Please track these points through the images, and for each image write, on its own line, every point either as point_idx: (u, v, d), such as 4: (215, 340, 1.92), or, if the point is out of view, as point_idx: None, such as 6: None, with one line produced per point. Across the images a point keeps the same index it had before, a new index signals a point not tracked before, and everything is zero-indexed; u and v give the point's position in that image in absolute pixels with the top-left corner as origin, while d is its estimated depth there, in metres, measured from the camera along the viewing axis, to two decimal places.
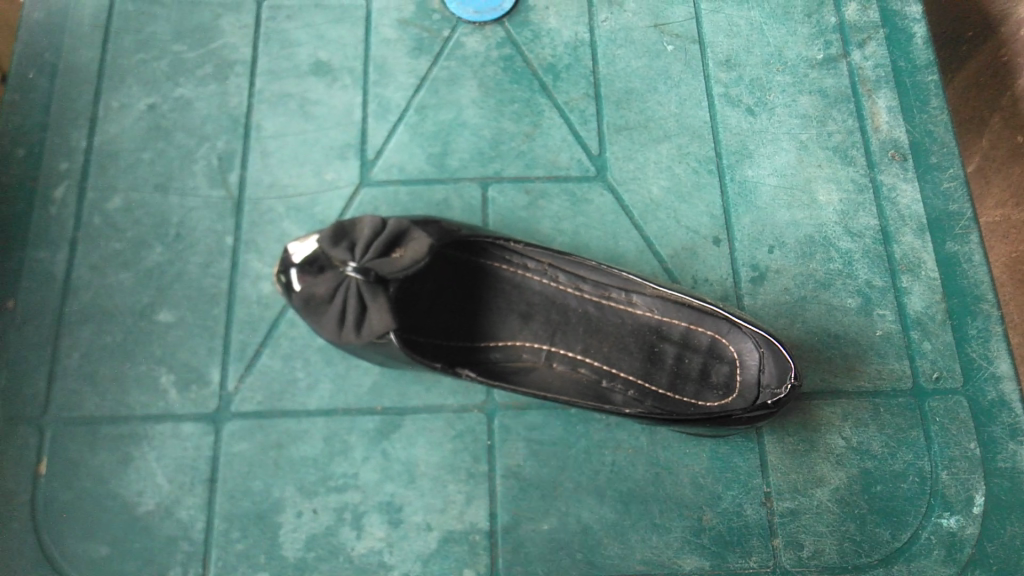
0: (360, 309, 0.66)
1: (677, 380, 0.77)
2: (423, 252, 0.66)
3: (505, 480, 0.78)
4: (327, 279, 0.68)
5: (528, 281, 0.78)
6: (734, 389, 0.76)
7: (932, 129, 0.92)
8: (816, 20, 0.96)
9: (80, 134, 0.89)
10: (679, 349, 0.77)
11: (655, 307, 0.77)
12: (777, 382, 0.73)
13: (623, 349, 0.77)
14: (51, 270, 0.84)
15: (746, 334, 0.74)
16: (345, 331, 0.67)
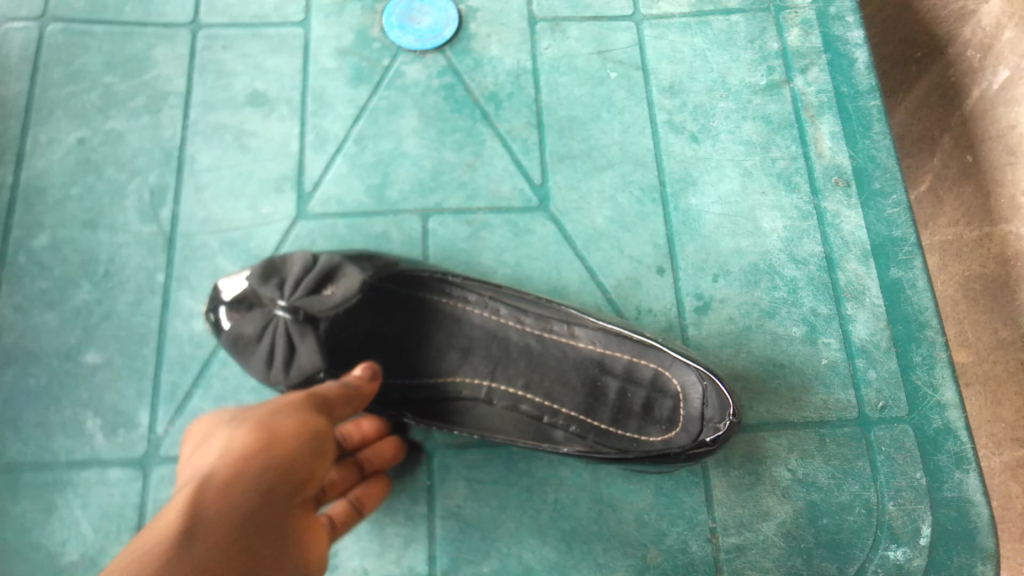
0: (287, 351, 0.64)
1: (619, 414, 0.73)
2: (354, 288, 0.65)
3: (445, 522, 0.76)
4: (253, 320, 0.66)
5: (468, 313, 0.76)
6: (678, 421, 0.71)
7: (875, 155, 0.92)
8: (758, 46, 0.96)
9: (6, 170, 0.87)
10: (622, 384, 0.73)
11: (595, 339, 0.73)
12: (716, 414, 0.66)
13: (566, 384, 0.74)
14: None
15: (685, 369, 0.69)
16: (273, 374, 0.66)
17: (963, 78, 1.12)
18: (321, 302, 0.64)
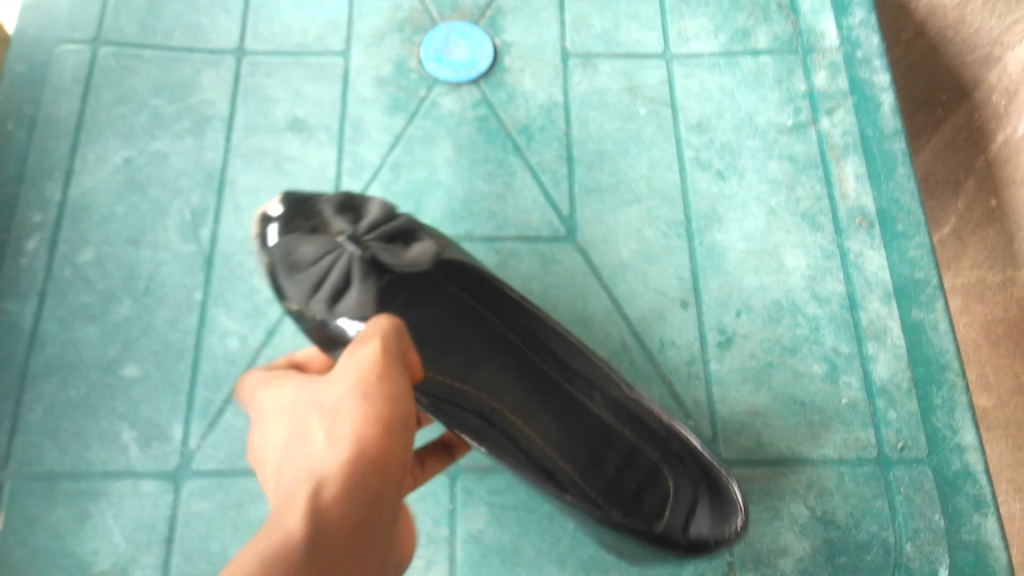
0: (338, 285, 0.63)
1: (612, 482, 0.68)
2: (428, 255, 0.65)
3: (466, 545, 0.77)
4: (313, 243, 0.65)
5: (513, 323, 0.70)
6: (669, 522, 0.63)
7: (899, 197, 0.93)
8: (786, 87, 0.98)
9: (55, 187, 0.90)
10: (620, 463, 0.68)
11: (631, 405, 0.64)
12: (711, 531, 0.60)
13: (572, 435, 0.70)
14: (19, 322, 0.84)
15: (702, 480, 0.61)
16: (313, 301, 0.64)
17: (989, 122, 1.11)
18: (392, 255, 0.64)
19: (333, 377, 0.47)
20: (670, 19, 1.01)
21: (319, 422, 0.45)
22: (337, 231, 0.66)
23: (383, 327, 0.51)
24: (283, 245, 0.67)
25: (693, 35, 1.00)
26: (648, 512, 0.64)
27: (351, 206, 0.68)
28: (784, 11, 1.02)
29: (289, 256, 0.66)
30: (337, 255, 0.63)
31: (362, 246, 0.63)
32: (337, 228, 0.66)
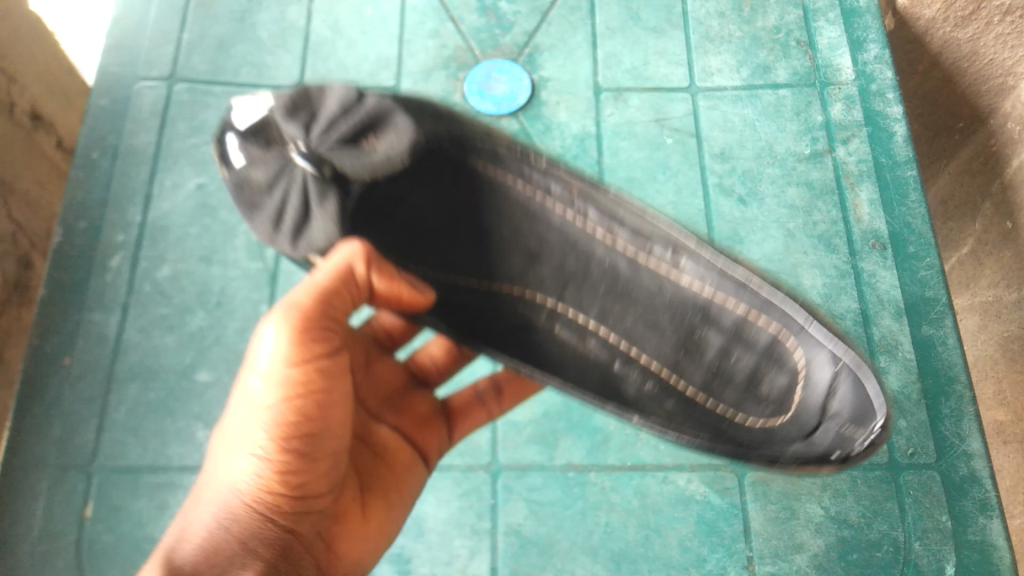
0: (303, 212, 0.60)
1: (714, 380, 0.69)
2: (396, 148, 0.61)
3: (506, 536, 0.85)
4: (265, 163, 0.60)
5: (545, 210, 0.69)
6: (789, 410, 0.65)
7: (910, 222, 1.00)
8: (804, 118, 1.05)
9: (136, 210, 1.00)
10: (726, 343, 0.68)
11: (704, 277, 0.64)
12: (858, 421, 0.59)
13: (659, 337, 0.71)
14: (104, 331, 0.94)
15: (827, 360, 0.60)
16: (277, 235, 0.61)
17: (1004, 148, 1.15)
18: (355, 159, 0.60)
19: (245, 380, 0.54)
20: (694, 55, 1.09)
21: (229, 445, 0.54)
22: (287, 138, 0.59)
23: (286, 315, 0.53)
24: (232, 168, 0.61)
25: (717, 70, 1.08)
26: (762, 404, 0.67)
27: (303, 99, 0.59)
28: (802, 47, 1.09)
29: (242, 181, 0.61)
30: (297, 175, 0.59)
31: (318, 161, 0.59)
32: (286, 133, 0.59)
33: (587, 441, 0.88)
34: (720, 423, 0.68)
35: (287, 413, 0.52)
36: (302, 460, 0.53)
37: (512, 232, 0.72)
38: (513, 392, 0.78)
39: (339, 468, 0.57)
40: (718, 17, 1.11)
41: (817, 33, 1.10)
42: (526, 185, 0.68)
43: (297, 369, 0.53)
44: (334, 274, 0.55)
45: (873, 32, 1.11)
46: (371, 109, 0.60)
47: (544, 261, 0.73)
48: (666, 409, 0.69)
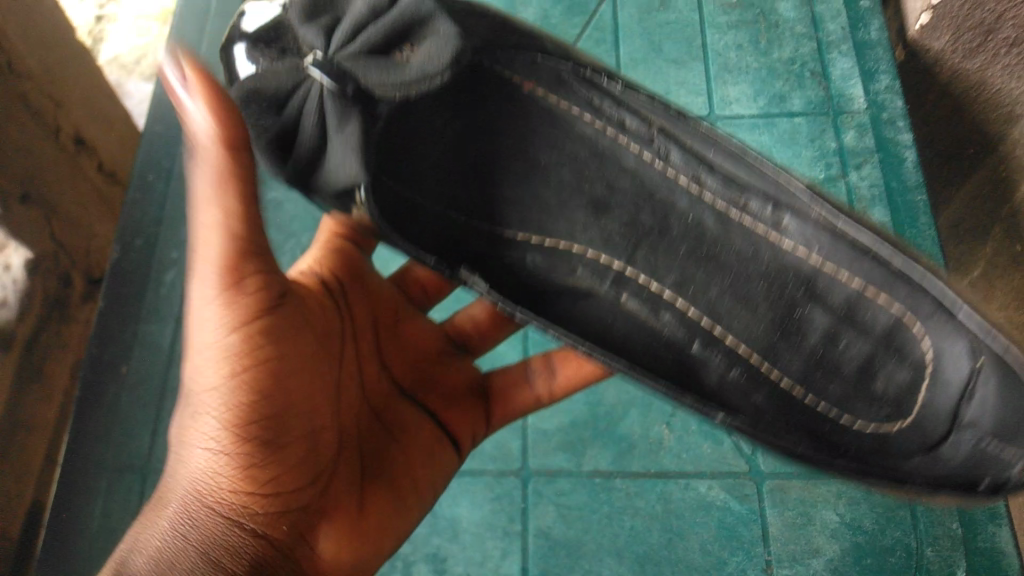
0: (324, 133, 0.65)
1: (816, 371, 0.76)
2: (430, 63, 0.65)
3: (536, 538, 0.90)
4: (280, 77, 0.65)
5: (616, 151, 0.79)
6: (909, 415, 0.71)
7: (921, 243, 1.05)
8: (818, 144, 1.11)
9: (188, 229, 1.09)
10: (834, 328, 0.75)
11: (808, 235, 0.73)
12: (1003, 436, 0.63)
13: (749, 315, 0.78)
14: (159, 340, 1.03)
15: (959, 330, 0.66)
16: (293, 157, 0.67)
17: (1012, 174, 1.19)
18: (381, 74, 0.64)
19: (193, 365, 0.53)
20: (714, 85, 1.15)
21: (185, 433, 0.53)
22: (308, 47, 0.65)
23: (222, 279, 0.51)
24: (246, 78, 0.66)
25: (734, 99, 1.14)
26: (875, 404, 0.73)
27: (329, 1, 0.67)
28: (816, 77, 1.15)
29: (257, 92, 0.65)
30: (311, 88, 0.64)
31: (339, 76, 0.63)
32: (306, 42, 0.65)
33: (613, 449, 0.94)
34: (826, 423, 0.74)
35: (240, 397, 0.52)
36: (266, 449, 0.53)
37: (572, 176, 0.81)
38: (564, 378, 0.84)
39: (304, 457, 0.56)
40: (736, 49, 1.17)
41: (831, 64, 1.16)
42: (597, 121, 0.78)
43: (243, 347, 0.52)
44: (234, 197, 0.51)
45: (884, 63, 1.15)
46: (401, 17, 0.65)
47: (611, 213, 0.81)
48: (751, 399, 0.75)
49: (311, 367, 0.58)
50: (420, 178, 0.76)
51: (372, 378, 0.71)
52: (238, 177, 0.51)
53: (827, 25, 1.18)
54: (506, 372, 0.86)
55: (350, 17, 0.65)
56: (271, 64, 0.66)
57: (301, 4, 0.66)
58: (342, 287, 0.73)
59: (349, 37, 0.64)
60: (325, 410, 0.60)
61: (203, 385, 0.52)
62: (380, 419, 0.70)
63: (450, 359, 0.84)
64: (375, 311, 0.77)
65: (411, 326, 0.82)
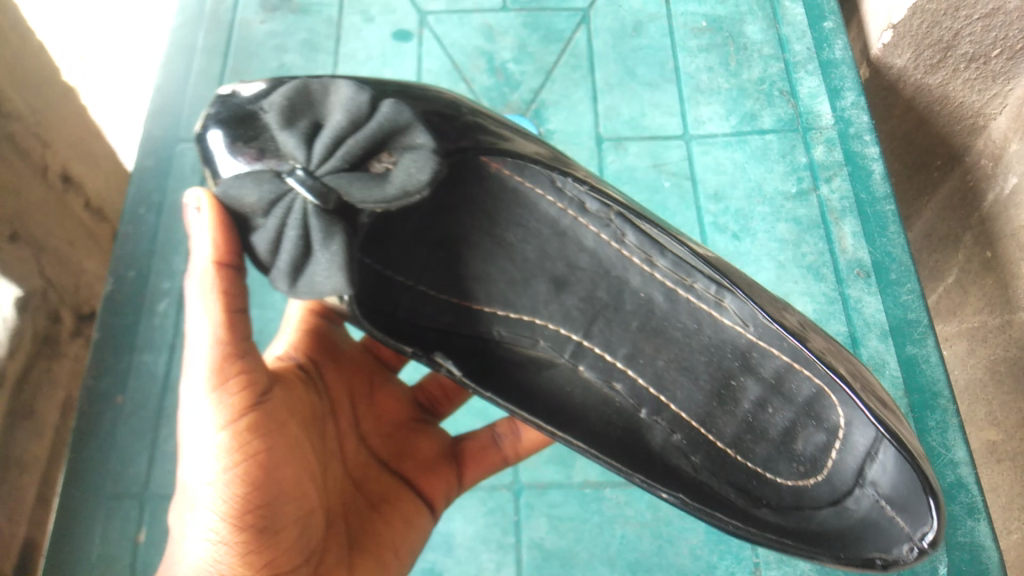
0: (306, 251, 0.59)
1: (746, 435, 0.75)
2: (417, 179, 0.61)
3: (530, 550, 0.93)
4: (261, 186, 0.58)
5: (576, 230, 0.78)
6: (820, 472, 0.70)
7: (891, 251, 1.09)
8: (789, 160, 1.15)
9: (180, 260, 1.11)
10: (765, 394, 0.74)
11: (746, 317, 0.71)
12: (896, 506, 0.62)
13: (690, 384, 0.78)
14: (153, 370, 1.05)
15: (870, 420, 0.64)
16: (276, 270, 0.60)
17: (979, 183, 1.24)
18: (365, 190, 0.59)
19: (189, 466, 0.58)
20: (687, 106, 1.19)
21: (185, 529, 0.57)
22: (289, 156, 0.60)
23: (212, 382, 0.57)
24: (225, 186, 0.59)
25: (708, 119, 1.18)
26: (795, 464, 0.73)
27: (306, 105, 0.62)
28: (785, 96, 1.19)
29: (234, 203, 0.59)
30: (296, 200, 0.58)
31: (323, 193, 0.58)
32: (286, 150, 0.59)
33: None
34: (750, 480, 0.74)
35: (233, 488, 0.57)
36: (261, 533, 0.58)
37: (536, 254, 0.80)
38: (527, 437, 0.87)
39: (301, 534, 0.61)
40: (707, 71, 1.22)
41: (798, 83, 1.21)
42: (559, 202, 0.77)
43: (232, 441, 0.57)
44: (216, 309, 0.57)
45: (849, 81, 1.21)
46: (381, 128, 0.61)
47: (570, 288, 0.81)
48: (691, 461, 0.75)
49: (298, 449, 0.63)
50: (392, 258, 0.79)
51: (358, 453, 0.75)
52: (222, 292, 0.58)
53: (793, 46, 1.23)
54: (477, 437, 0.87)
55: (331, 124, 0.60)
56: (253, 169, 0.60)
57: (279, 106, 0.61)
58: (318, 369, 0.76)
59: (332, 147, 0.59)
60: (313, 490, 0.64)
61: (201, 480, 0.57)
62: (364, 493, 0.73)
63: (428, 428, 0.85)
64: (352, 385, 0.79)
65: (384, 394, 0.83)
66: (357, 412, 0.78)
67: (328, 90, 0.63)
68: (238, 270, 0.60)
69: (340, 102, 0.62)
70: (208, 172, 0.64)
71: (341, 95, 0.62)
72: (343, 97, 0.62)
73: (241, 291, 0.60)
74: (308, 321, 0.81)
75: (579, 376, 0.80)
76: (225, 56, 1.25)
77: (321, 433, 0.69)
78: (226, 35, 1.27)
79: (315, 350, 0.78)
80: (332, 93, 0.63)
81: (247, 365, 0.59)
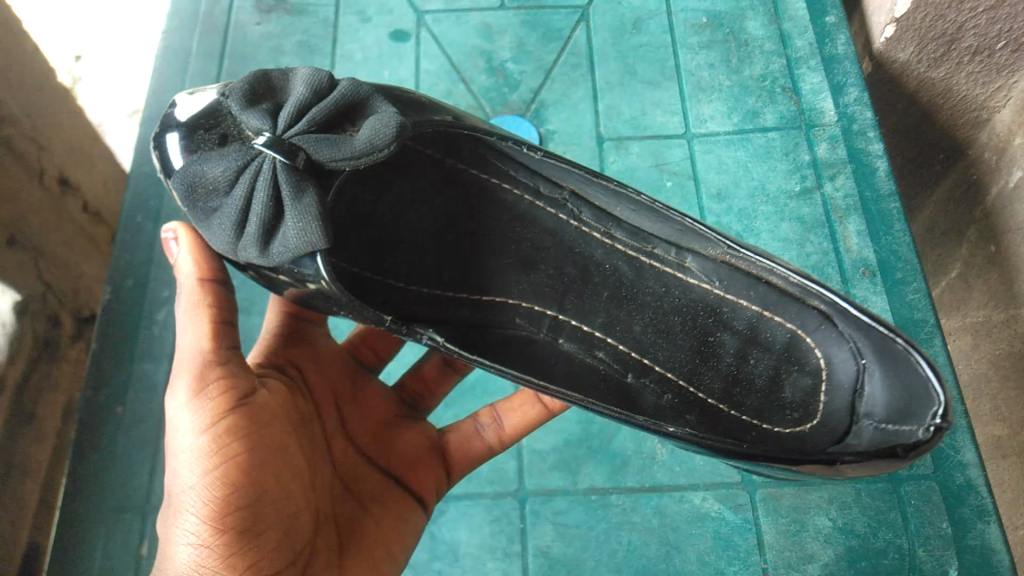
0: (275, 214, 0.61)
1: (734, 388, 0.74)
2: (383, 132, 0.61)
3: (536, 558, 0.93)
4: (227, 160, 0.62)
5: (536, 214, 0.78)
6: (815, 415, 0.69)
7: (896, 249, 1.08)
8: (792, 158, 1.14)
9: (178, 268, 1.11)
10: (741, 348, 0.74)
11: (710, 273, 0.74)
12: (896, 420, 0.60)
13: (669, 344, 0.77)
14: (153, 380, 1.04)
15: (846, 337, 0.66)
16: (244, 238, 0.62)
17: (983, 177, 1.23)
18: (332, 149, 0.62)
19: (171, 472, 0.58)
20: (688, 104, 1.18)
21: (168, 535, 0.57)
22: (252, 130, 0.63)
23: (191, 390, 0.58)
24: (191, 167, 0.64)
25: (709, 117, 1.17)
26: (788, 411, 0.72)
27: (266, 88, 0.65)
28: (787, 92, 1.18)
29: (200, 180, 0.63)
30: (263, 161, 0.61)
31: (290, 151, 0.61)
32: (250, 126, 0.63)
33: (607, 465, 0.97)
34: (748, 431, 0.73)
35: (215, 490, 0.56)
36: (243, 535, 0.57)
37: (498, 241, 0.80)
38: (511, 423, 0.86)
39: (289, 535, 0.61)
40: (708, 68, 1.20)
41: (801, 79, 1.19)
42: (516, 189, 0.78)
43: (211, 444, 0.57)
44: (201, 322, 0.61)
45: (852, 77, 1.19)
46: (342, 99, 0.64)
47: (539, 268, 0.80)
48: (686, 421, 0.75)
49: (284, 450, 0.63)
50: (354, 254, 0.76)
51: (344, 455, 0.75)
52: (207, 305, 0.61)
53: (796, 42, 1.22)
54: (458, 429, 0.87)
55: (293, 96, 0.63)
56: (218, 151, 0.64)
57: (239, 89, 0.64)
58: (302, 375, 0.77)
59: (296, 115, 0.62)
60: (300, 492, 0.64)
61: (183, 483, 0.56)
62: (351, 493, 0.73)
63: (416, 421, 0.86)
64: (335, 387, 0.80)
65: (364, 392, 0.83)
66: (341, 412, 0.78)
67: (287, 76, 0.66)
68: (224, 282, 0.64)
69: (299, 79, 0.65)
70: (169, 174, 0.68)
71: (300, 76, 0.66)
72: (301, 76, 0.65)
73: (229, 304, 0.63)
74: (281, 320, 0.80)
75: (570, 356, 0.78)
76: (220, 59, 1.24)
77: (306, 435, 0.70)
78: (221, 39, 1.25)
79: (293, 345, 0.79)
80: (290, 76, 0.66)
81: (229, 370, 0.60)
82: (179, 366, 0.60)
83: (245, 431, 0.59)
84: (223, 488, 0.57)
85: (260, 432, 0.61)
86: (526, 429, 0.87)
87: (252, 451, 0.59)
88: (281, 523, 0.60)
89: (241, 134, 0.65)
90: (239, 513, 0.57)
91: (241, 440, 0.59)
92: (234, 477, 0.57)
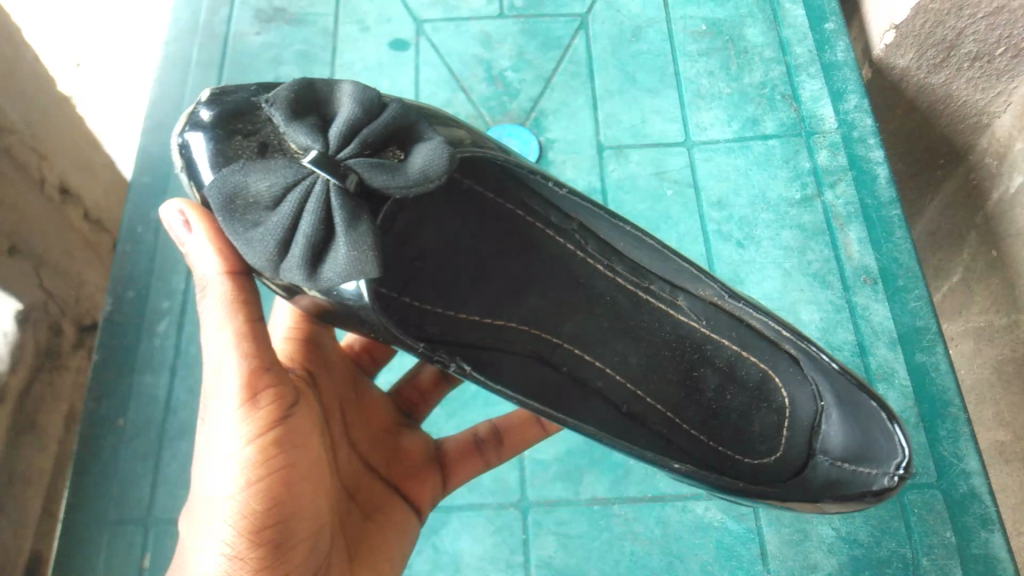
0: (325, 236, 0.58)
1: (713, 420, 0.78)
2: (437, 159, 0.60)
3: (539, 569, 0.93)
4: (274, 174, 0.59)
5: (545, 243, 0.76)
6: (778, 449, 0.75)
7: (897, 257, 1.08)
8: (793, 165, 1.14)
9: (179, 279, 1.11)
10: (721, 381, 0.78)
11: (699, 312, 0.77)
12: (852, 460, 0.69)
13: (658, 377, 0.78)
14: (155, 392, 1.04)
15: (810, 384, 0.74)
16: (288, 260, 0.58)
17: (984, 182, 1.23)
18: (385, 175, 0.59)
19: (202, 475, 0.57)
20: (688, 112, 1.18)
21: (197, 542, 0.56)
22: (301, 146, 0.60)
23: (242, 398, 0.57)
24: (230, 177, 0.59)
25: (709, 125, 1.17)
26: (755, 445, 0.76)
27: (312, 104, 0.63)
28: (787, 100, 1.18)
29: (241, 191, 0.59)
30: (314, 181, 0.59)
31: (342, 174, 0.59)
32: (297, 141, 0.60)
33: (609, 475, 0.97)
34: (725, 461, 0.76)
35: (255, 502, 0.56)
36: (275, 549, 0.57)
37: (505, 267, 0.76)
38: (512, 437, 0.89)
39: (311, 551, 0.61)
40: (707, 76, 1.20)
41: (801, 86, 1.19)
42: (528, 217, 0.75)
43: (257, 455, 0.57)
44: (234, 321, 0.58)
45: (852, 84, 1.20)
46: (393, 120, 0.62)
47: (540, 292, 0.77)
48: (673, 450, 0.77)
49: (314, 463, 0.63)
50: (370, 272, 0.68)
51: (351, 462, 0.75)
52: (240, 301, 0.59)
53: (795, 49, 1.22)
54: (456, 436, 0.87)
55: (343, 113, 0.61)
56: (261, 162, 0.61)
57: (285, 98, 0.62)
58: (312, 378, 0.76)
59: (347, 135, 0.60)
60: (322, 503, 0.64)
61: (219, 492, 0.56)
62: (359, 504, 0.73)
63: (414, 428, 0.87)
64: (340, 395, 0.79)
65: (366, 404, 0.82)
66: (346, 420, 0.78)
67: (333, 92, 0.64)
68: (250, 277, 0.61)
69: (346, 96, 0.63)
70: (191, 180, 0.66)
71: (346, 93, 0.64)
72: (349, 93, 0.63)
73: (257, 301, 0.61)
74: (299, 326, 0.80)
75: (570, 383, 0.78)
76: (220, 69, 1.24)
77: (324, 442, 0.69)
78: (221, 49, 1.25)
79: (306, 357, 0.78)
80: (337, 93, 0.64)
81: (275, 377, 0.59)
82: (222, 369, 0.57)
83: (285, 445, 0.59)
84: (261, 502, 0.56)
85: (296, 447, 0.60)
86: (524, 445, 0.88)
87: (289, 467, 0.59)
88: (307, 539, 0.60)
89: (282, 146, 0.64)
90: (273, 529, 0.57)
91: (281, 455, 0.58)
92: (272, 491, 0.57)
